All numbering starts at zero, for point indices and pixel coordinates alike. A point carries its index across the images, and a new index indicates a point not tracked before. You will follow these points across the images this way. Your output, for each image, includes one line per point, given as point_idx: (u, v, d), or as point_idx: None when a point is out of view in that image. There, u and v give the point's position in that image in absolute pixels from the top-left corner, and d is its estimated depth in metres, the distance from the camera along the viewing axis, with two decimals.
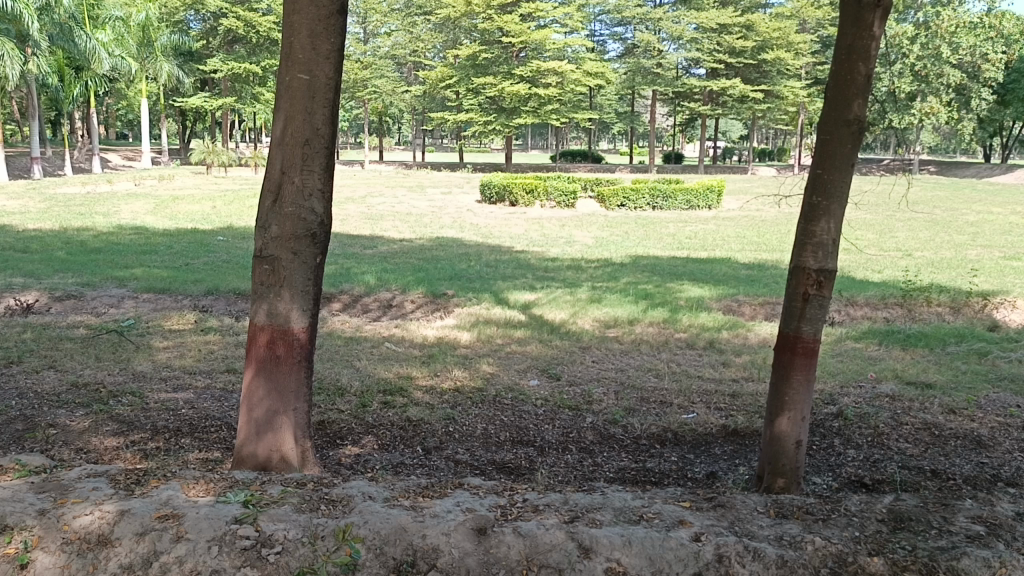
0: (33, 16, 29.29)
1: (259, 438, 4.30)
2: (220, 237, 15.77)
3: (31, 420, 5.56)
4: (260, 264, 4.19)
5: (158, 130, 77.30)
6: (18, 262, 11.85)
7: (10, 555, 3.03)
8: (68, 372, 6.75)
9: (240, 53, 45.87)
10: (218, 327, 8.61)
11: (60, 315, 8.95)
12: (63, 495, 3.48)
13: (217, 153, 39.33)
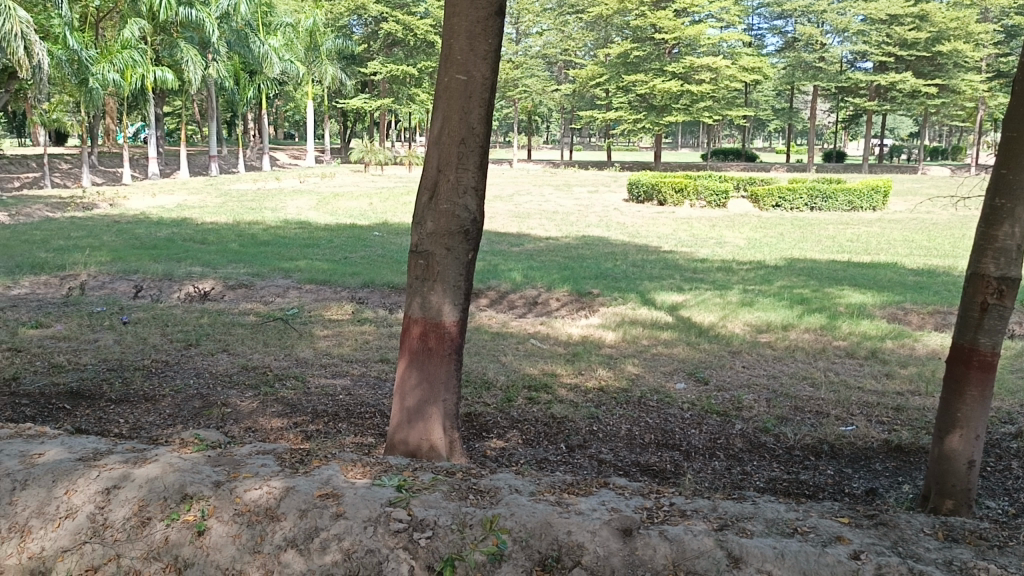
0: (214, 23, 31.65)
1: (410, 426, 4.47)
2: (376, 233, 16.48)
3: (207, 398, 6.04)
4: (416, 258, 4.35)
5: (322, 131, 81.70)
6: (197, 252, 12.86)
7: (189, 522, 3.31)
8: (239, 355, 7.27)
9: (398, 56, 47.68)
10: (373, 319, 9.00)
11: (232, 302, 9.65)
12: (236, 469, 3.75)
13: (375, 152, 41.08)
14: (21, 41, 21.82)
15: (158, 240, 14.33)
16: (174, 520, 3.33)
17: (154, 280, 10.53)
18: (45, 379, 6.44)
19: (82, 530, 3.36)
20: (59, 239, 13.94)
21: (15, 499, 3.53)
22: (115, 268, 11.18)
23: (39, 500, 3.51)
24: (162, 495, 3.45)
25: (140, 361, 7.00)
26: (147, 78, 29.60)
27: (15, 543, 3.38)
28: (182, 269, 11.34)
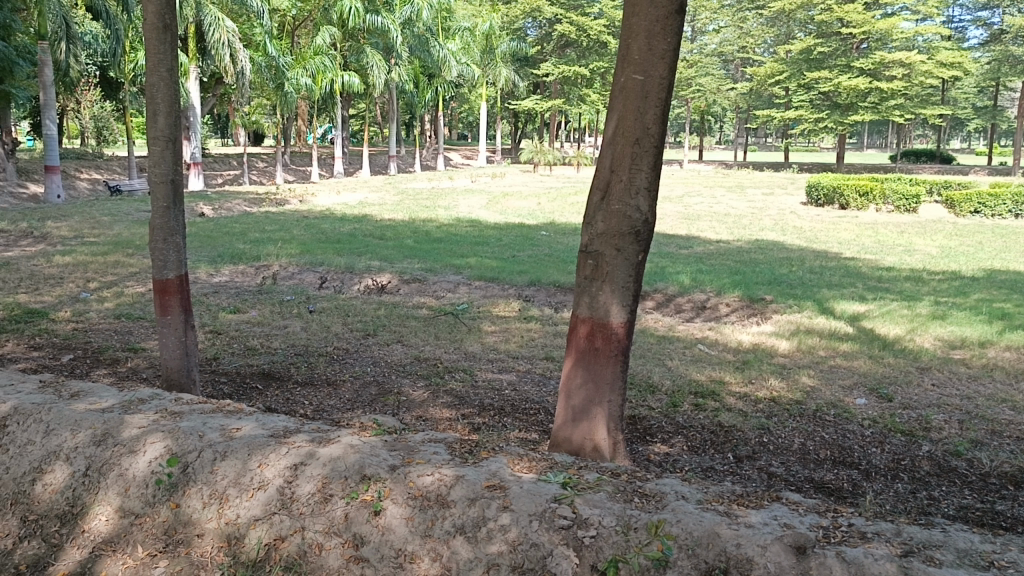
0: (398, 29, 33.20)
1: (575, 425, 4.51)
2: (544, 232, 16.69)
3: (382, 386, 6.36)
4: (586, 259, 4.38)
5: (495, 132, 83.75)
6: (376, 247, 13.55)
7: (368, 501, 3.50)
8: (412, 347, 7.60)
9: (571, 57, 48.03)
10: (540, 317, 9.13)
11: (406, 296, 10.10)
12: (410, 455, 3.92)
13: (544, 152, 41.56)
14: (227, 49, 23.94)
15: (341, 234, 15.24)
16: (353, 498, 3.53)
17: (337, 273, 11.19)
18: (242, 360, 7.02)
19: (272, 502, 3.64)
20: (255, 232, 15.15)
21: (216, 467, 3.87)
22: (303, 260, 11.99)
23: (236, 470, 3.83)
24: (343, 474, 3.67)
25: (324, 347, 7.48)
26: (336, 82, 31.48)
27: (214, 508, 3.72)
28: (362, 262, 11.99)
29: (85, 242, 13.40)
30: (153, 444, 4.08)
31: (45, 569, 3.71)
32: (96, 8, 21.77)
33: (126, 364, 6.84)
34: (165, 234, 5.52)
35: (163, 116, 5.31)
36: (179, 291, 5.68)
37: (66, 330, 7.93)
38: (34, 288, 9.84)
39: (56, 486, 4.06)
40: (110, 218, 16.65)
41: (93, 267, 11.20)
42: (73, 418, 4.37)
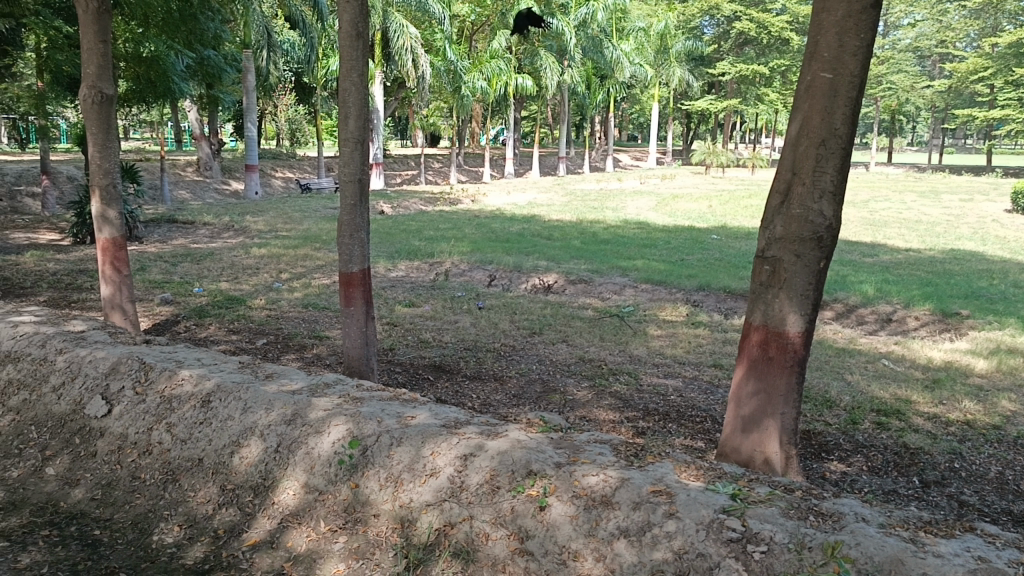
0: (572, 31, 33.40)
1: (745, 435, 4.36)
2: (715, 236, 16.26)
3: (547, 384, 6.44)
4: (762, 264, 4.24)
5: (667, 133, 82.56)
6: (543, 247, 13.73)
7: (534, 496, 3.57)
8: (577, 347, 7.64)
9: (750, 55, 46.41)
10: (708, 323, 8.90)
11: (572, 296, 10.18)
12: (576, 454, 3.95)
13: (717, 153, 40.45)
14: (410, 54, 25.04)
15: (510, 234, 15.55)
16: (519, 492, 3.61)
17: (506, 271, 11.44)
18: (415, 352, 7.33)
19: (443, 489, 3.78)
20: (429, 230, 15.77)
21: (392, 452, 4.06)
22: (474, 258, 12.33)
23: (410, 457, 4.01)
24: (511, 468, 3.75)
25: (492, 344, 7.66)
26: (510, 85, 32.15)
27: (390, 491, 3.92)
28: (530, 262, 12.17)
29: (277, 236, 14.47)
30: (336, 426, 4.34)
31: (239, 535, 4.06)
32: (295, 19, 23.37)
33: (311, 350, 7.33)
34: (351, 230, 5.85)
35: (353, 119, 5.66)
36: (362, 283, 6.01)
37: (260, 316, 8.60)
38: (234, 277, 10.74)
39: (251, 459, 4.43)
40: (300, 214, 17.87)
41: (284, 259, 12.07)
42: (267, 398, 4.74)
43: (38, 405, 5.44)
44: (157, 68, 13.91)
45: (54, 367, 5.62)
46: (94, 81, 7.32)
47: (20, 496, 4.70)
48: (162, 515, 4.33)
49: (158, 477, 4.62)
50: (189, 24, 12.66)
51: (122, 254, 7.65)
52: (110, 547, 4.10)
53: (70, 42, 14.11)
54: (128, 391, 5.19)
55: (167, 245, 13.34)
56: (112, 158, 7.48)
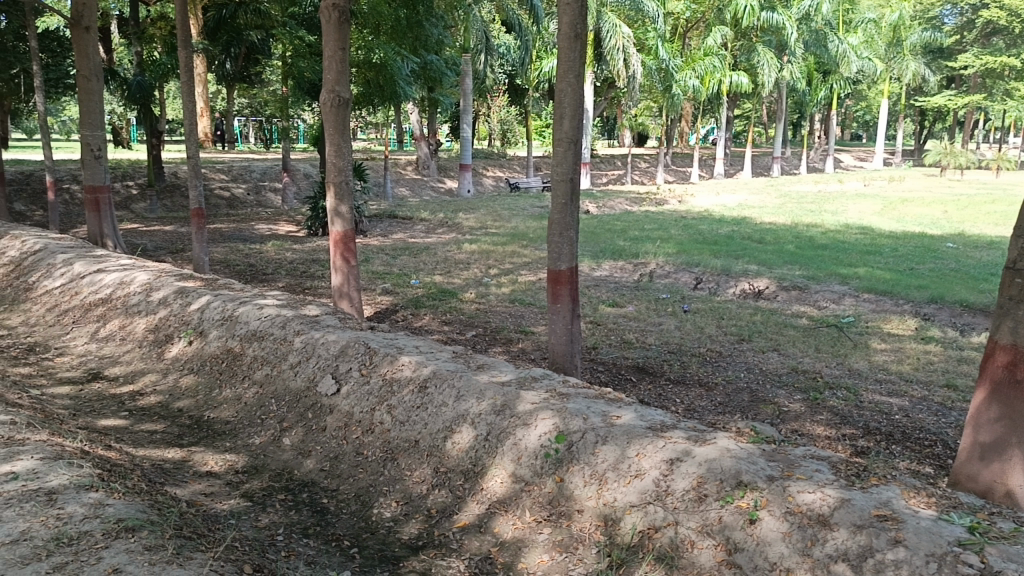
0: (793, 25, 31.83)
1: (984, 463, 3.96)
2: (950, 244, 14.90)
3: (756, 394, 6.20)
4: (1012, 277, 3.85)
5: (896, 130, 76.75)
6: (755, 251, 13.25)
7: (743, 508, 3.45)
8: (789, 357, 7.29)
9: (999, 46, 41.73)
10: (941, 339, 8.16)
11: (785, 303, 9.74)
12: (789, 468, 3.77)
13: (954, 154, 36.95)
14: (621, 54, 25.08)
15: (719, 236, 15.13)
16: (729, 502, 3.50)
17: (714, 274, 11.15)
18: (618, 352, 7.33)
19: (648, 492, 3.76)
20: (635, 230, 15.70)
21: (598, 450, 4.08)
22: (681, 260, 12.11)
23: (616, 456, 4.01)
24: (720, 476, 3.64)
25: (697, 348, 7.51)
26: (724, 82, 31.25)
27: (594, 488, 3.95)
28: (740, 266, 11.78)
29: (488, 233, 15.00)
30: (544, 420, 4.43)
31: (450, 517, 4.28)
32: (511, 21, 24.16)
33: (517, 345, 7.53)
34: (562, 228, 5.95)
35: (568, 119, 5.74)
36: (570, 282, 6.08)
37: (470, 309, 8.96)
38: (447, 270, 11.27)
39: (463, 445, 4.63)
40: (510, 212, 18.43)
41: (494, 255, 12.49)
42: (479, 387, 4.93)
43: (278, 380, 6.03)
44: (386, 72, 14.71)
45: (293, 347, 6.20)
46: (333, 86, 7.98)
47: (261, 462, 5.24)
48: (382, 490, 4.66)
49: (378, 454, 4.96)
50: (414, 30, 13.45)
51: (352, 245, 8.23)
52: (336, 516, 4.48)
53: (310, 52, 15.22)
54: (355, 373, 5.61)
55: (388, 239, 14.25)
56: (347, 156, 8.09)
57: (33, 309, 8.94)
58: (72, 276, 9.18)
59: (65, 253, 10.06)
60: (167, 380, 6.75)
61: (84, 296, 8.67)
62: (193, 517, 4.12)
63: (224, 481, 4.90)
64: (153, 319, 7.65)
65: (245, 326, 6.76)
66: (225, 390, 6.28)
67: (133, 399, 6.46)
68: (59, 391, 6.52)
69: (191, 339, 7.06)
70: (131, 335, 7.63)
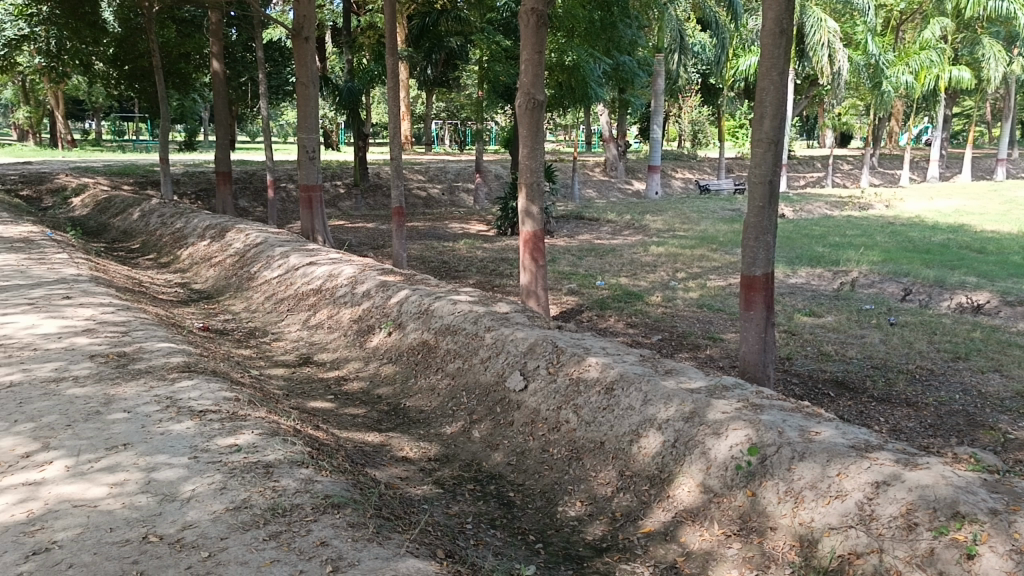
0: None
1: None
2: None
3: (973, 418, 5.67)
4: None
5: None
6: (973, 261, 12.13)
7: (960, 541, 3.17)
8: (1014, 379, 6.60)
9: None
10: None
11: (1009, 319, 8.83)
12: (1016, 502, 3.41)
13: None
14: (826, 49, 23.63)
15: (931, 244, 13.99)
16: (942, 534, 3.23)
17: (925, 285, 10.32)
18: (814, 364, 6.96)
19: (850, 515, 3.55)
20: (836, 236, 14.84)
21: (794, 467, 3.90)
22: (886, 269, 11.31)
23: (814, 474, 3.80)
24: (932, 505, 3.37)
25: (904, 364, 6.98)
26: (941, 78, 28.84)
27: (789, 505, 3.78)
28: (956, 277, 10.82)
29: (676, 236, 14.75)
30: (736, 430, 4.28)
31: (635, 522, 4.26)
32: (708, 19, 23.60)
33: (705, 351, 7.34)
34: (758, 232, 5.73)
35: (769, 120, 5.53)
36: (765, 288, 5.82)
37: (656, 312, 8.85)
38: (634, 273, 11.20)
39: (650, 451, 4.58)
40: (699, 215, 18.02)
41: (682, 258, 12.26)
42: (668, 392, 4.84)
43: (469, 373, 6.24)
44: (578, 75, 14.68)
45: (484, 342, 6.39)
46: (529, 89, 8.17)
47: (452, 451, 5.45)
48: (567, 489, 4.72)
49: (564, 453, 5.01)
50: (608, 31, 13.67)
51: (540, 245, 8.35)
52: (522, 511, 4.59)
53: (506, 56, 15.65)
54: (543, 370, 5.69)
55: (575, 240, 14.38)
56: (539, 158, 8.24)
57: (254, 296, 9.82)
58: (287, 268, 9.98)
59: (282, 246, 10.96)
60: (368, 368, 7.19)
61: (298, 286, 9.41)
62: (391, 499, 4.36)
63: (418, 467, 5.15)
64: (357, 310, 8.16)
65: (440, 320, 7.05)
66: (420, 380, 6.59)
67: (339, 383, 6.94)
68: (275, 373, 7.13)
69: (391, 331, 7.46)
70: (338, 324, 8.20)
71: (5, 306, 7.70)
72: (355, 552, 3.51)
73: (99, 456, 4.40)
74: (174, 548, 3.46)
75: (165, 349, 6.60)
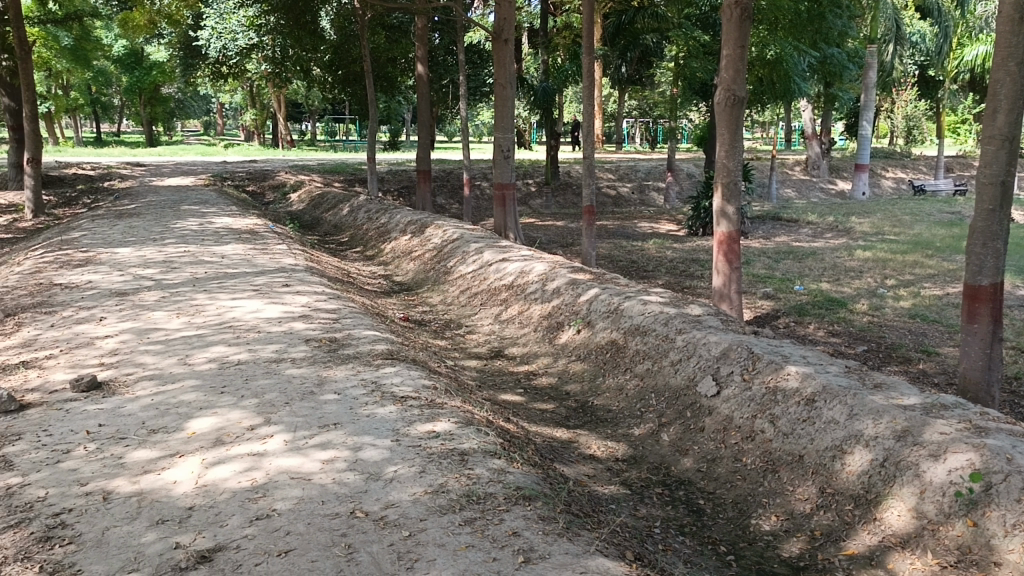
0: None
1: None
2: None
3: None
4: None
5: None
6: None
7: None
8: None
9: None
10: None
11: None
12: None
13: None
14: None
15: None
16: None
17: None
18: None
19: None
20: None
21: None
22: None
23: None
24: None
25: None
26: None
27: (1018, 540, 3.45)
28: None
29: (884, 240, 13.79)
30: (957, 453, 3.93)
31: (837, 542, 4.05)
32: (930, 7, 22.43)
33: (917, 365, 6.79)
34: (986, 238, 5.22)
35: (1003, 114, 5.02)
36: (992, 299, 5.29)
37: (862, 321, 8.30)
38: (837, 278, 10.58)
39: (854, 468, 4.32)
40: (912, 217, 16.73)
41: (891, 264, 11.41)
42: (877, 407, 4.51)
43: (659, 375, 6.16)
44: (780, 69, 14.19)
45: (675, 345, 6.28)
46: (729, 85, 7.93)
47: (640, 453, 5.41)
48: (761, 502, 4.56)
49: (758, 464, 4.83)
50: (817, 22, 13.12)
51: (736, 247, 8.06)
52: (713, 520, 4.48)
53: (703, 51, 15.33)
54: (737, 377, 5.50)
55: (772, 242, 13.80)
56: (738, 156, 7.98)
57: (449, 290, 10.23)
58: (481, 263, 10.30)
59: (476, 242, 11.33)
60: (558, 364, 7.28)
61: (490, 281, 9.69)
62: (580, 496, 4.39)
63: (606, 467, 5.15)
64: (548, 307, 8.28)
65: (629, 320, 7.01)
66: (609, 379, 6.58)
67: (528, 378, 7.08)
68: (469, 364, 7.41)
69: (580, 329, 7.51)
70: (528, 319, 8.36)
71: (234, 292, 8.50)
72: (546, 545, 3.57)
73: (313, 433, 4.75)
74: (378, 525, 3.67)
75: (371, 336, 7.02)
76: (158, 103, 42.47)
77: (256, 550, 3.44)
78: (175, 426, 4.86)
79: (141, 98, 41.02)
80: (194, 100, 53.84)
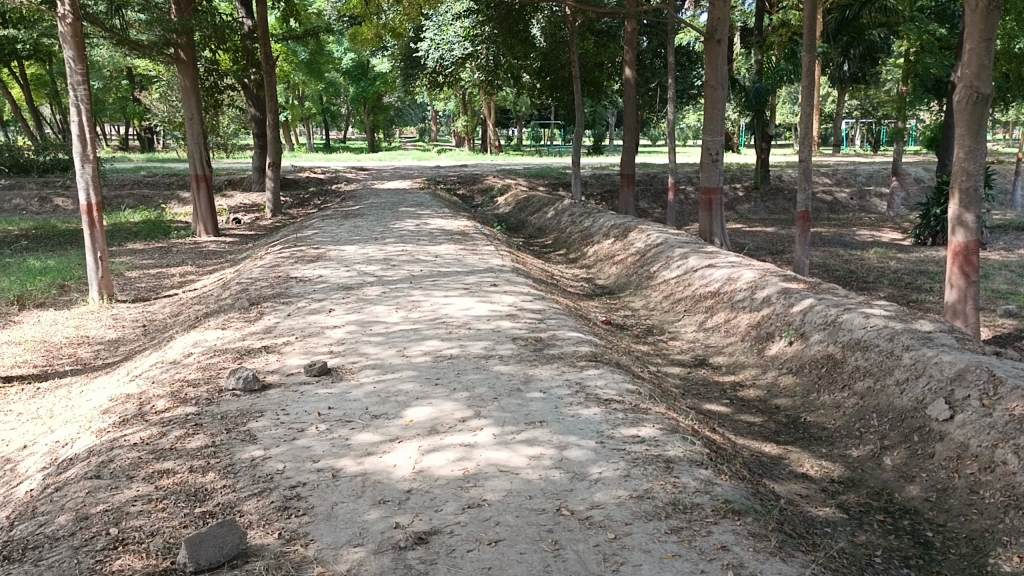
0: None
1: None
2: None
3: None
4: None
5: None
6: None
7: None
8: None
9: None
10: None
11: None
12: None
13: None
14: None
15: None
16: None
17: None
18: None
19: None
20: None
21: None
22: None
23: None
24: None
25: None
26: None
27: None
28: None
29: None
30: None
31: None
32: None
33: None
34: None
35: None
36: None
37: None
38: None
39: None
40: None
41: None
42: None
43: (881, 395, 5.75)
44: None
45: (901, 362, 5.82)
46: (972, 81, 7.25)
47: (859, 476, 5.07)
48: (1001, 540, 4.15)
49: (999, 498, 4.38)
50: None
51: (974, 258, 7.33)
52: (943, 555, 4.12)
53: (939, 46, 14.30)
54: (974, 402, 5.00)
55: (1015, 254, 12.46)
56: (979, 158, 7.27)
57: (652, 295, 10.14)
58: (686, 269, 10.11)
59: (681, 247, 11.13)
60: (766, 376, 6.99)
61: (695, 288, 9.49)
62: (793, 515, 4.19)
63: (819, 487, 4.88)
64: (757, 316, 7.97)
65: (849, 334, 6.59)
66: (824, 396, 6.23)
67: (734, 389, 6.87)
68: (672, 371, 7.31)
69: (792, 340, 7.16)
70: (735, 328, 8.09)
71: (446, 290, 8.91)
72: (757, 562, 3.44)
73: (521, 429, 4.88)
74: (584, 524, 3.71)
75: (575, 338, 7.11)
76: (380, 111, 45.48)
77: (467, 537, 3.59)
78: (394, 413, 5.17)
79: (364, 107, 44.08)
80: (413, 109, 57.09)
